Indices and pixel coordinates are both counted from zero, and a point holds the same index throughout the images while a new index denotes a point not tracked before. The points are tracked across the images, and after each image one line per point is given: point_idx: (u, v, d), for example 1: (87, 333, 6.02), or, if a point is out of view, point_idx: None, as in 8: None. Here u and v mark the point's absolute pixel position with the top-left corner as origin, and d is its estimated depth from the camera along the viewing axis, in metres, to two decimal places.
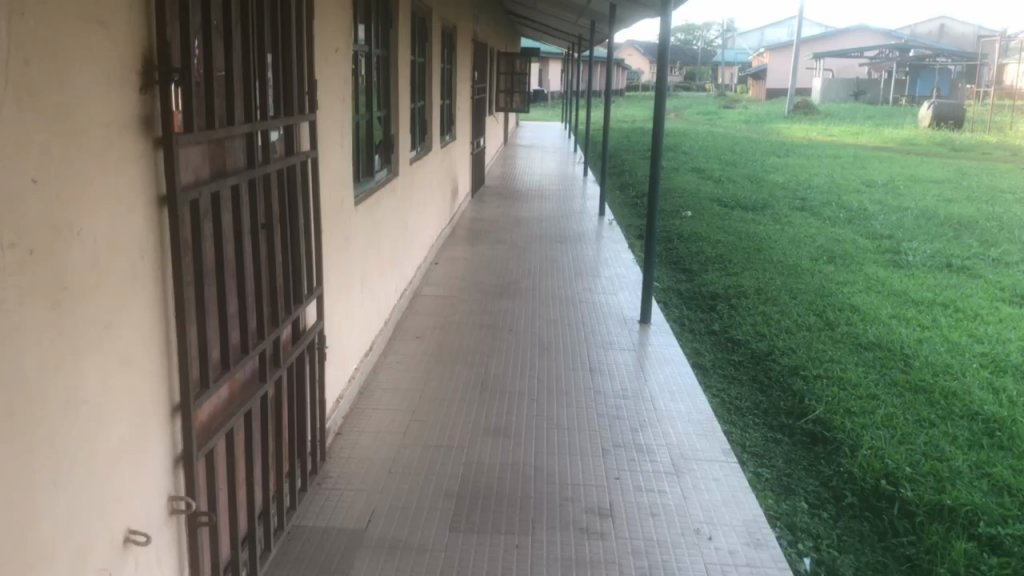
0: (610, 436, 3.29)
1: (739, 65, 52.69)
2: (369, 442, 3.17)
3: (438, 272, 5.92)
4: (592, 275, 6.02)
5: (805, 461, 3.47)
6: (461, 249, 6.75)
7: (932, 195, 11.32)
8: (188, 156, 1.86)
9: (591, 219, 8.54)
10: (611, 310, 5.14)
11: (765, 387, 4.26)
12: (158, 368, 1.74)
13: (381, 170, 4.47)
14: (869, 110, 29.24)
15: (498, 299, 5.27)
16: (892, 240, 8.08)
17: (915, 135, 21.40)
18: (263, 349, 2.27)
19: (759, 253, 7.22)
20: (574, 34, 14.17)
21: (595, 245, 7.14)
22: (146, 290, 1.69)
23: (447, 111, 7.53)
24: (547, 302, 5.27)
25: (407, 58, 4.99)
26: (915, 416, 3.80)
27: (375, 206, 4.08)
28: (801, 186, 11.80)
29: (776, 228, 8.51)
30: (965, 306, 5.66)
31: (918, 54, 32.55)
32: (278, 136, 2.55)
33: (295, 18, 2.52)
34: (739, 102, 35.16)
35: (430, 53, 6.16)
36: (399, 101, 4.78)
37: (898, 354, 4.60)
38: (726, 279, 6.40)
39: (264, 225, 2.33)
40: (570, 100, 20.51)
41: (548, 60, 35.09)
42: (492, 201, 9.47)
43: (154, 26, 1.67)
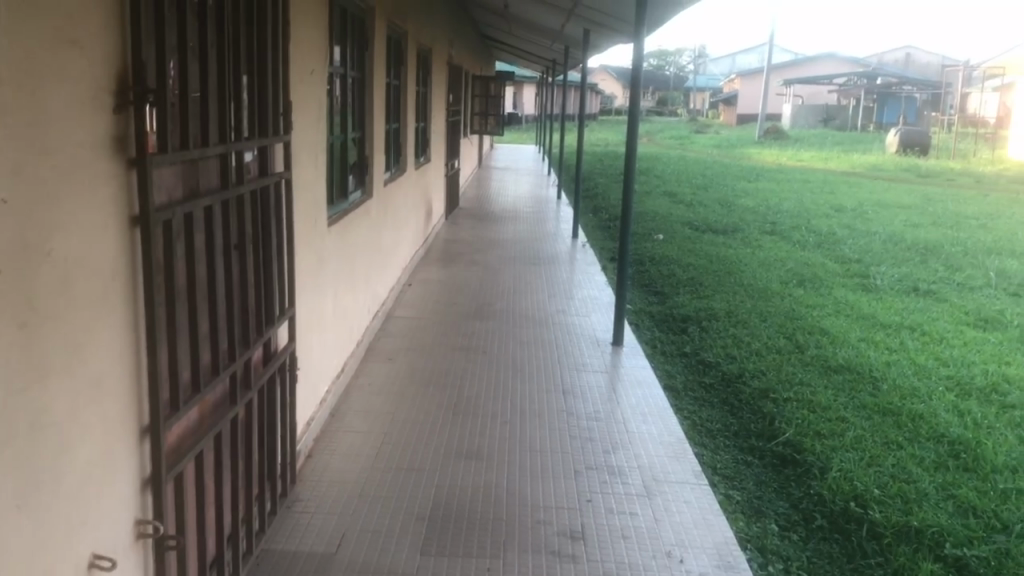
0: (583, 458, 3.30)
1: (711, 91, 53.40)
2: (340, 464, 3.15)
3: (412, 293, 5.92)
4: (565, 297, 6.04)
5: (775, 483, 3.50)
6: (434, 271, 6.75)
7: (899, 220, 11.51)
8: (161, 177, 1.86)
9: (565, 242, 8.59)
10: (583, 332, 5.16)
11: (736, 409, 4.30)
12: (127, 389, 1.73)
13: (355, 191, 4.47)
14: (838, 136, 29.73)
15: (471, 321, 5.27)
16: (861, 264, 8.20)
17: (882, 161, 21.79)
18: (235, 371, 2.26)
19: (730, 276, 7.30)
20: (549, 58, 14.31)
21: (568, 268, 7.17)
22: (116, 311, 1.67)
23: (422, 133, 7.56)
24: (520, 324, 5.29)
25: (382, 80, 5.01)
26: (883, 438, 3.84)
27: (349, 227, 4.08)
28: (771, 210, 11.94)
29: (747, 252, 8.60)
30: (931, 330, 5.75)
31: (885, 82, 33.20)
32: (252, 158, 2.55)
33: (271, 40, 2.53)
34: (711, 127, 35.61)
35: (405, 75, 6.19)
36: (374, 123, 4.79)
37: (867, 377, 4.66)
38: (698, 302, 6.45)
39: (237, 246, 2.32)
40: (544, 123, 20.66)
41: (522, 84, 35.38)
42: (466, 223, 9.49)
43: (130, 47, 1.67)
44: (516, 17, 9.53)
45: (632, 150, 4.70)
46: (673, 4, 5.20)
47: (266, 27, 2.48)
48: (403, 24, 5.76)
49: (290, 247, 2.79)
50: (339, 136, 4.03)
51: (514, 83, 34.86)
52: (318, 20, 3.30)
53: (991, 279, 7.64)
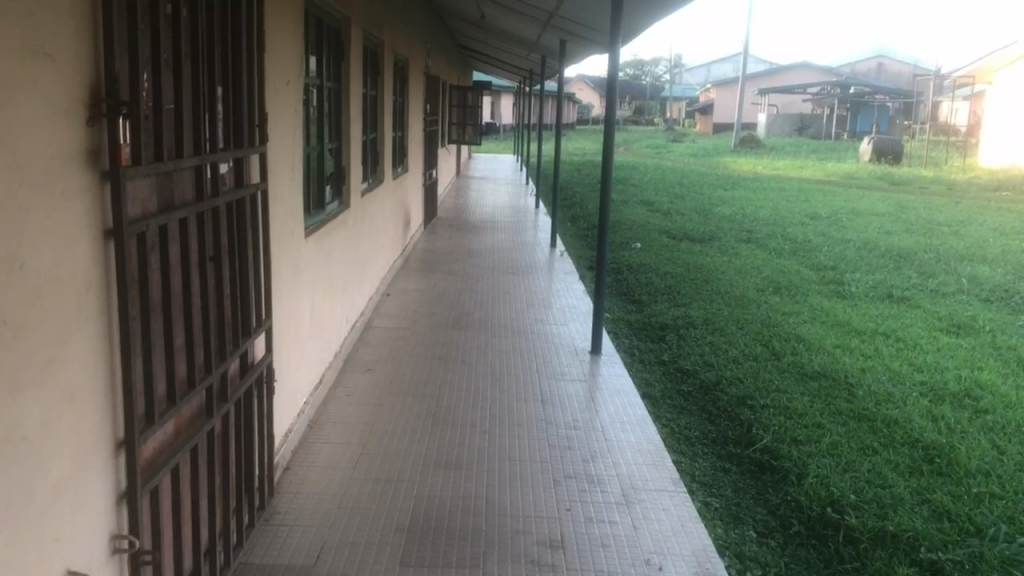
0: (561, 467, 3.31)
1: (687, 99, 53.81)
2: (318, 476, 3.14)
3: (390, 303, 5.92)
4: (543, 307, 6.05)
5: (753, 490, 3.53)
6: (413, 281, 6.75)
7: (873, 228, 11.65)
8: (135, 189, 1.85)
9: (543, 251, 8.61)
10: (562, 342, 5.17)
11: (713, 417, 4.33)
12: (101, 403, 1.71)
13: (332, 203, 4.47)
14: (812, 144, 30.08)
15: (450, 331, 5.27)
16: (836, 271, 8.29)
17: (856, 169, 22.04)
18: (211, 383, 2.24)
19: (706, 284, 7.35)
20: (525, 69, 14.36)
21: (547, 277, 7.19)
22: (90, 325, 1.66)
23: (399, 143, 7.57)
24: (499, 333, 5.29)
25: (358, 90, 5.01)
26: (859, 444, 3.88)
27: (326, 238, 4.07)
28: (747, 218, 12.05)
29: (724, 260, 8.67)
30: (905, 336, 5.82)
31: (858, 91, 33.62)
32: (228, 169, 2.54)
33: (246, 51, 2.52)
34: (687, 136, 35.87)
35: (382, 84, 6.19)
36: (351, 133, 4.79)
37: (842, 383, 4.71)
38: (675, 310, 6.50)
39: (213, 257, 2.31)
40: (521, 134, 20.71)
41: (499, 94, 35.48)
42: (444, 233, 9.48)
43: (103, 59, 1.66)
44: (492, 28, 9.57)
45: (609, 160, 4.72)
46: (648, 15, 5.25)
47: (241, 39, 2.48)
48: (380, 34, 5.76)
49: (267, 259, 2.77)
50: (315, 147, 4.02)
51: (492, 93, 34.92)
52: (294, 31, 3.30)
53: (963, 285, 7.75)
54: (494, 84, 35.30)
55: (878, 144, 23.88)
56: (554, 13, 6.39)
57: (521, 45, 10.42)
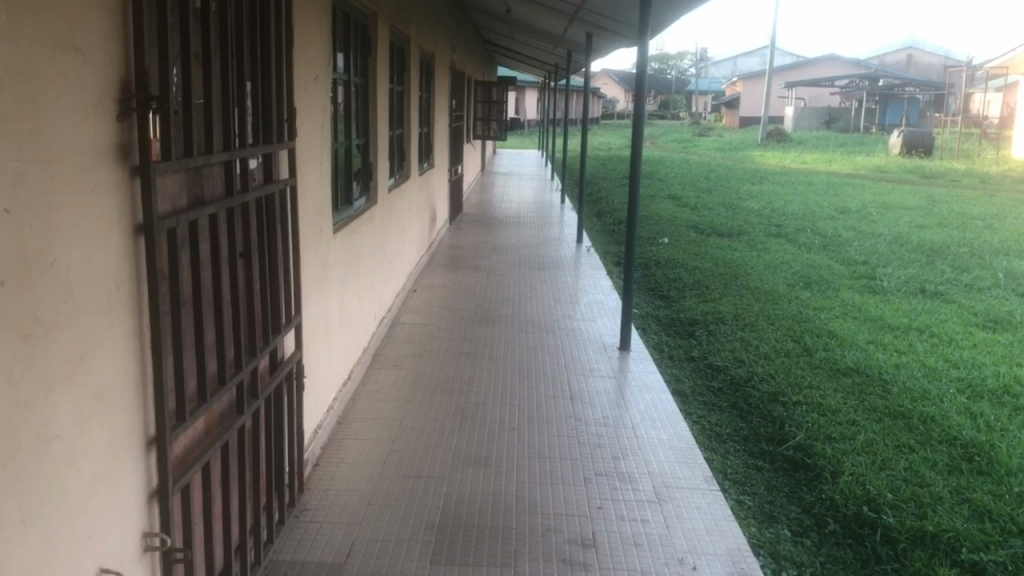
0: (592, 464, 3.27)
1: (713, 93, 53.44)
2: (348, 473, 3.12)
3: (418, 298, 5.92)
4: (570, 302, 6.03)
5: (786, 488, 3.50)
6: (440, 277, 6.73)
7: (905, 222, 11.48)
8: (165, 184, 1.84)
9: (569, 246, 8.58)
10: (590, 337, 5.13)
11: (745, 415, 4.33)
12: (133, 400, 1.70)
13: (360, 199, 4.46)
14: (840, 138, 29.73)
15: (477, 326, 5.25)
16: (867, 266, 8.16)
17: (886, 163, 21.77)
18: (241, 381, 2.23)
19: (736, 279, 7.28)
20: (551, 63, 14.30)
21: (573, 272, 7.15)
22: (121, 322, 1.65)
23: (425, 139, 7.57)
24: (526, 328, 5.27)
25: (385, 85, 4.99)
26: (895, 441, 3.80)
27: (354, 233, 4.06)
28: (776, 212, 11.93)
29: (752, 255, 8.57)
30: (940, 332, 5.71)
31: (887, 83, 33.16)
32: (257, 165, 2.53)
33: (275, 49, 2.50)
34: (713, 129, 35.61)
35: (408, 80, 6.18)
36: (378, 130, 4.77)
37: (877, 379, 4.61)
38: (704, 305, 6.45)
39: (242, 253, 2.30)
40: (546, 128, 20.70)
41: (523, 90, 35.43)
42: (470, 228, 9.48)
43: (132, 52, 1.65)
44: (518, 22, 9.53)
45: (637, 155, 4.66)
46: (677, 10, 5.17)
47: (269, 33, 2.46)
48: (406, 30, 5.74)
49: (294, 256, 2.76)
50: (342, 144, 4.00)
51: (517, 89, 34.81)
52: (321, 27, 3.28)
53: (999, 279, 7.60)
54: (519, 79, 35.30)
55: (908, 137, 23.57)
56: (581, 5, 6.33)
57: (548, 39, 10.36)
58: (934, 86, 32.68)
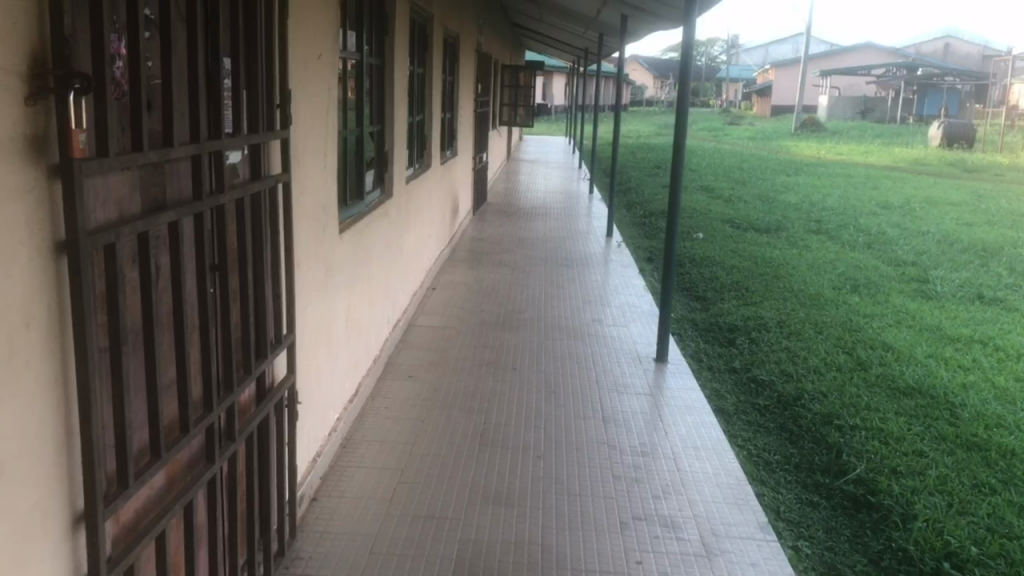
0: (628, 505, 2.86)
1: (744, 81, 52.60)
2: (349, 510, 2.74)
3: (436, 298, 5.52)
4: (600, 304, 5.60)
5: (848, 530, 3.08)
6: (460, 273, 6.33)
7: (951, 219, 10.93)
8: (106, 185, 1.44)
9: (598, 241, 8.14)
10: (622, 346, 4.70)
11: (796, 441, 3.90)
12: (50, 470, 1.31)
13: (374, 191, 4.05)
14: (876, 129, 28.94)
15: (499, 331, 4.85)
16: (918, 267, 7.66)
17: (925, 155, 21.09)
18: (211, 423, 1.84)
19: (777, 280, 6.82)
20: (580, 47, 13.81)
21: (603, 270, 6.72)
22: (33, 371, 1.26)
23: (448, 125, 7.15)
24: (553, 334, 4.85)
25: (403, 67, 4.55)
26: (973, 480, 3.36)
27: (365, 231, 3.66)
28: (814, 206, 11.41)
29: (793, 253, 8.09)
30: (1006, 345, 5.23)
31: (926, 73, 32.27)
32: (241, 158, 2.12)
33: (263, 19, 2.09)
34: (744, 118, 34.91)
35: (430, 61, 5.76)
36: (395, 116, 4.34)
37: (943, 401, 4.16)
38: (745, 310, 6.00)
39: (217, 267, 1.90)
40: (575, 115, 20.21)
41: (551, 76, 34.86)
42: (494, 220, 9.08)
43: (48, 12, 1.24)
44: (549, 4, 9.06)
45: (680, 149, 4.22)
46: None
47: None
48: (427, 8, 5.32)
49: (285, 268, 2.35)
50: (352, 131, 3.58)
51: (546, 74, 34.22)
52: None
53: None
54: (547, 64, 34.75)
55: (948, 129, 22.84)
56: None
57: (579, 21, 9.89)
58: (974, 77, 31.76)
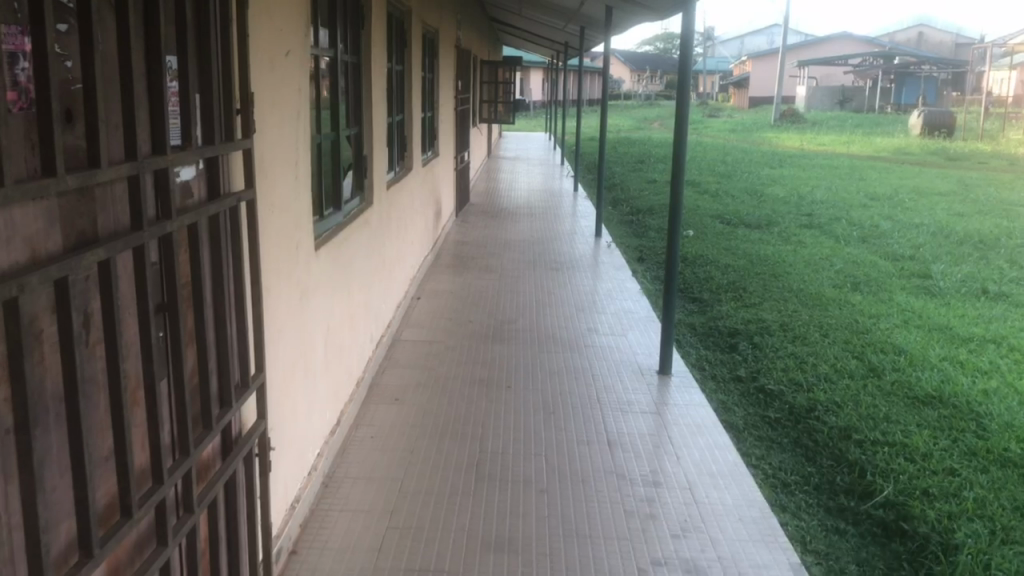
0: (644, 547, 2.57)
1: (721, 73, 52.54)
2: (332, 564, 2.43)
3: (421, 309, 5.21)
4: (595, 311, 5.31)
5: (882, 562, 2.81)
6: (445, 279, 6.02)
7: (942, 209, 10.75)
8: (8, 221, 1.13)
9: (587, 242, 7.85)
10: (622, 358, 4.40)
11: (814, 459, 3.63)
12: None
13: (353, 199, 3.73)
14: (856, 119, 28.89)
15: (490, 343, 4.55)
16: (916, 262, 7.45)
17: (907, 144, 20.99)
18: (163, 497, 1.52)
19: (775, 280, 6.57)
20: (561, 41, 13.53)
21: (594, 273, 6.43)
22: None
23: (429, 124, 6.84)
24: (547, 346, 4.55)
25: (381, 63, 4.23)
26: (1013, 502, 3.11)
27: (345, 244, 3.35)
28: (803, 200, 11.20)
29: (787, 249, 7.85)
30: (1020, 344, 5.00)
31: (903, 62, 32.26)
32: (196, 174, 1.80)
33: (216, 12, 1.78)
34: (723, 110, 34.77)
35: (409, 57, 5.43)
36: (373, 117, 4.01)
37: (967, 412, 3.91)
38: (745, 313, 5.74)
39: (165, 306, 1.58)
40: (554, 109, 19.92)
41: (528, 71, 34.55)
42: (478, 221, 8.78)
43: None
44: None
45: (680, 148, 3.93)
46: None
47: None
48: (405, 1, 5.00)
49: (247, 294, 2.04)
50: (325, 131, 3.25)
51: (523, 69, 33.89)
52: None
53: None
54: (524, 58, 34.41)
55: (928, 117, 22.76)
56: None
57: (560, 15, 9.59)
58: (951, 65, 31.78)
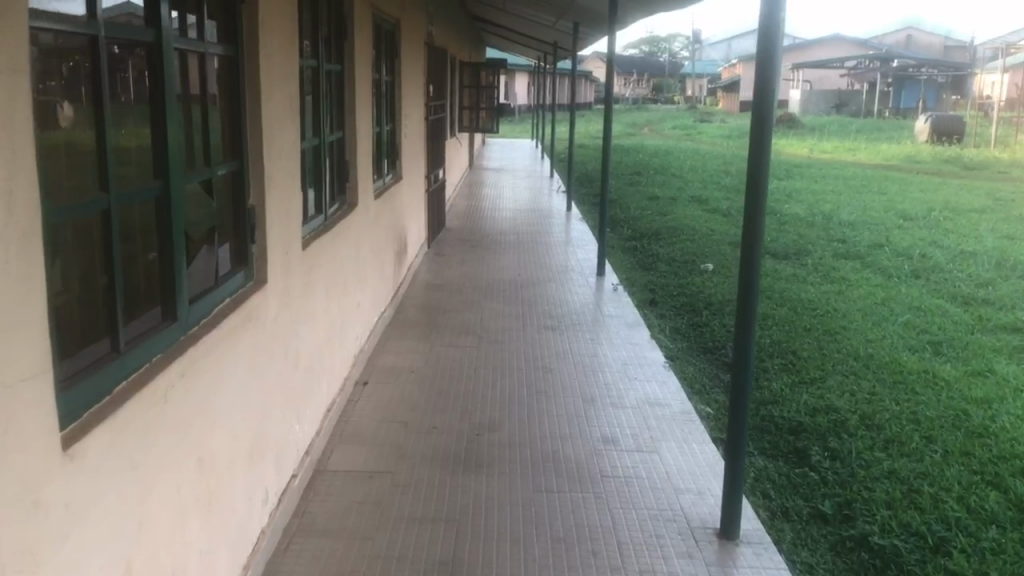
0: None
1: (710, 76, 51.36)
2: None
3: (365, 404, 3.71)
4: (608, 403, 3.82)
5: None
6: (406, 348, 4.54)
7: (989, 231, 9.40)
8: None
9: (587, 283, 6.39)
10: (657, 502, 2.91)
11: None
12: None
13: (228, 281, 2.23)
14: (856, 124, 27.61)
15: (461, 475, 3.06)
16: (993, 308, 6.07)
17: (918, 151, 19.69)
18: None
19: (833, 340, 5.15)
20: (549, 41, 12.08)
21: (600, 335, 4.94)
22: None
23: (387, 141, 5.36)
24: (545, 479, 3.06)
25: (289, 57, 2.73)
26: None
27: (186, 390, 1.83)
28: (828, 220, 9.81)
29: (831, 290, 6.45)
30: None
31: (902, 65, 31.09)
32: None
33: None
34: (715, 115, 33.43)
35: (349, 55, 3.94)
36: (273, 143, 2.53)
37: None
38: (807, 395, 4.30)
39: None
40: (541, 114, 18.46)
41: (513, 74, 33.13)
42: (455, 253, 7.31)
43: None
44: None
45: (757, 203, 2.51)
46: None
47: None
48: None
49: None
50: (132, 178, 1.73)
51: (506, 73, 32.47)
52: None
53: None
54: (510, 61, 32.98)
55: (936, 122, 21.56)
56: None
57: (551, 9, 8.15)
58: (953, 68, 30.61)
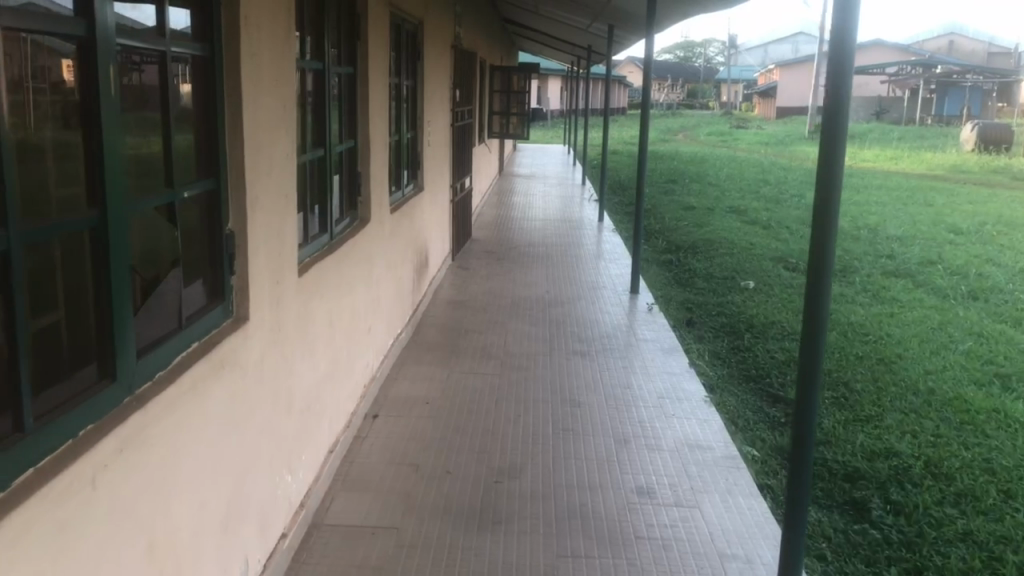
0: None
1: (747, 82, 50.60)
2: None
3: (373, 441, 3.37)
4: (643, 445, 3.43)
5: None
6: (422, 375, 4.18)
7: None
8: None
9: (619, 302, 6.00)
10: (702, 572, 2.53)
11: None
12: None
13: (198, 322, 1.90)
14: (898, 131, 26.85)
15: (477, 533, 2.71)
16: None
17: (965, 161, 19.00)
18: None
19: (889, 371, 4.72)
20: (583, 45, 11.69)
21: (634, 363, 4.55)
22: None
23: (407, 150, 5.02)
24: (571, 540, 2.68)
25: (284, 60, 2.41)
26: None
27: (130, 466, 1.49)
28: (875, 234, 9.32)
29: (883, 312, 6.01)
30: None
31: (947, 71, 30.24)
32: None
33: None
34: (751, 121, 32.80)
35: (362, 57, 3.60)
36: (259, 157, 2.20)
37: None
38: (863, 435, 3.88)
39: None
40: (575, 120, 18.06)
41: (546, 79, 32.77)
42: (481, 267, 6.95)
43: None
44: None
45: (826, 237, 2.15)
46: None
47: None
48: None
49: None
50: (58, 207, 1.40)
51: (539, 78, 32.12)
52: None
53: None
54: (543, 66, 32.64)
55: (983, 131, 20.81)
56: None
57: (585, 11, 7.78)
58: (1000, 75, 29.71)
